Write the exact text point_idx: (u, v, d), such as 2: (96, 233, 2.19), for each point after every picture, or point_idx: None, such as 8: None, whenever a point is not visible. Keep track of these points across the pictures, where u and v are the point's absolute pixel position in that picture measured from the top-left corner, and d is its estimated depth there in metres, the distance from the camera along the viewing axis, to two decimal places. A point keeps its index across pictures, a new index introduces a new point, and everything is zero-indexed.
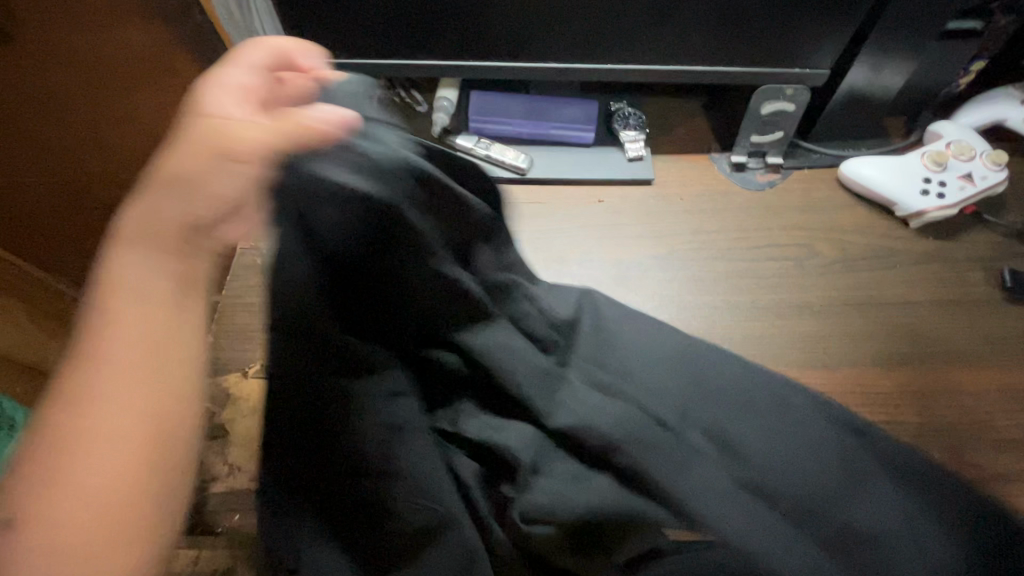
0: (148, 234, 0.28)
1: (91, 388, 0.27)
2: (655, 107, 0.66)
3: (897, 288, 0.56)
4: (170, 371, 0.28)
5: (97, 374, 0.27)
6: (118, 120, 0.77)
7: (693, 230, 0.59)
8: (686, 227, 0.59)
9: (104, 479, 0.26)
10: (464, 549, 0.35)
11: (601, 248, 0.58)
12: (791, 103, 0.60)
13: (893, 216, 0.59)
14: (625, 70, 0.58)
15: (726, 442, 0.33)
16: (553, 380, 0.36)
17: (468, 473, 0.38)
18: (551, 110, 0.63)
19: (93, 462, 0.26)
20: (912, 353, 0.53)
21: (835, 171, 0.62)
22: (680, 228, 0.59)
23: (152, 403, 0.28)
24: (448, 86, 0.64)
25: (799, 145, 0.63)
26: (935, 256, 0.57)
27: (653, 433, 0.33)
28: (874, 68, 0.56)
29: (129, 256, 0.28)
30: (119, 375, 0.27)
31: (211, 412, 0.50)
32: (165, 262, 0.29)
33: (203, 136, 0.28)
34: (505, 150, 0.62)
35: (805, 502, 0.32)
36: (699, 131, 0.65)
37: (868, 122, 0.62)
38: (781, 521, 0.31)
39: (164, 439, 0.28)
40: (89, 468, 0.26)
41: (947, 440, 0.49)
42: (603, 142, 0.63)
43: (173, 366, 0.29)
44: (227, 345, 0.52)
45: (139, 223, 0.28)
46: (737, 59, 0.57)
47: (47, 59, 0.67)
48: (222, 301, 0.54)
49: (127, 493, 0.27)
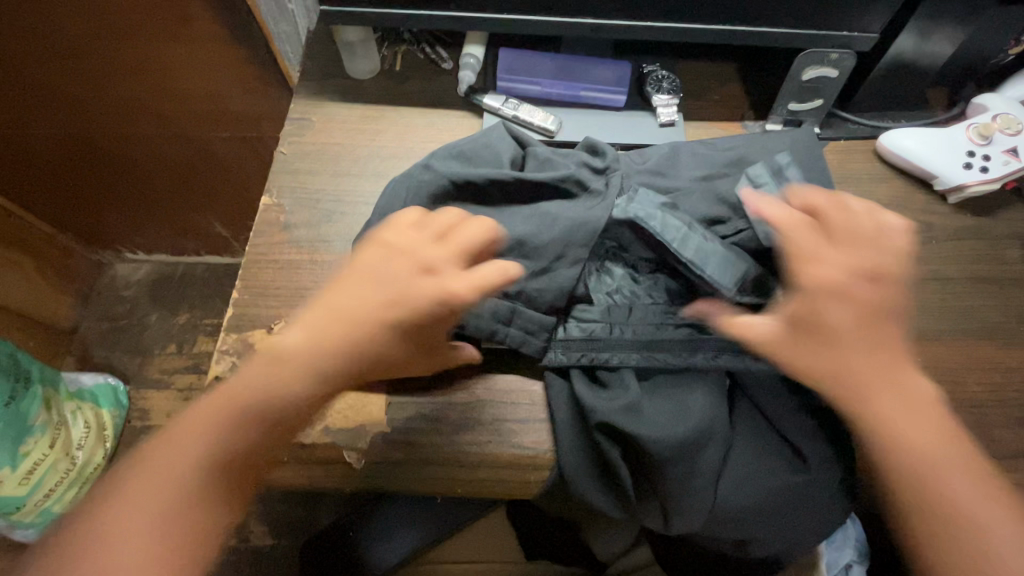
0: (182, 467, 0.38)
1: (136, 498, 0.38)
2: (688, 71, 0.64)
3: (933, 263, 0.53)
4: (195, 479, 0.39)
5: (158, 478, 0.38)
6: (120, 71, 0.78)
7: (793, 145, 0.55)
8: (785, 144, 0.55)
9: (142, 503, 0.38)
10: (585, 347, 0.46)
11: (695, 147, 0.55)
12: (835, 68, 0.56)
13: (931, 191, 0.57)
14: (666, 28, 0.54)
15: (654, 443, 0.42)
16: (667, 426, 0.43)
17: (596, 355, 0.46)
18: (582, 70, 0.61)
19: (140, 494, 0.38)
20: (962, 329, 0.51)
21: (873, 142, 0.60)
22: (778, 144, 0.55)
23: (180, 500, 0.38)
24: (474, 42, 0.61)
25: (838, 115, 0.61)
26: (973, 230, 0.55)
27: (672, 444, 0.42)
28: (919, 34, 0.53)
29: (212, 425, 0.39)
30: (171, 481, 0.38)
31: (236, 366, 0.49)
32: (217, 442, 0.39)
33: (246, 386, 0.40)
34: (545, 165, 0.53)
35: (664, 451, 0.42)
36: (735, 96, 0.63)
37: (903, 93, 0.60)
38: (633, 446, 0.44)
39: (205, 497, 0.39)
40: (145, 497, 0.38)
41: (977, 416, 0.47)
42: (635, 106, 0.62)
43: (190, 476, 0.39)
44: (252, 300, 0.51)
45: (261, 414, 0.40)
46: (785, 20, 0.53)
47: (43, 8, 0.67)
48: (248, 256, 0.53)
49: (171, 510, 0.38)
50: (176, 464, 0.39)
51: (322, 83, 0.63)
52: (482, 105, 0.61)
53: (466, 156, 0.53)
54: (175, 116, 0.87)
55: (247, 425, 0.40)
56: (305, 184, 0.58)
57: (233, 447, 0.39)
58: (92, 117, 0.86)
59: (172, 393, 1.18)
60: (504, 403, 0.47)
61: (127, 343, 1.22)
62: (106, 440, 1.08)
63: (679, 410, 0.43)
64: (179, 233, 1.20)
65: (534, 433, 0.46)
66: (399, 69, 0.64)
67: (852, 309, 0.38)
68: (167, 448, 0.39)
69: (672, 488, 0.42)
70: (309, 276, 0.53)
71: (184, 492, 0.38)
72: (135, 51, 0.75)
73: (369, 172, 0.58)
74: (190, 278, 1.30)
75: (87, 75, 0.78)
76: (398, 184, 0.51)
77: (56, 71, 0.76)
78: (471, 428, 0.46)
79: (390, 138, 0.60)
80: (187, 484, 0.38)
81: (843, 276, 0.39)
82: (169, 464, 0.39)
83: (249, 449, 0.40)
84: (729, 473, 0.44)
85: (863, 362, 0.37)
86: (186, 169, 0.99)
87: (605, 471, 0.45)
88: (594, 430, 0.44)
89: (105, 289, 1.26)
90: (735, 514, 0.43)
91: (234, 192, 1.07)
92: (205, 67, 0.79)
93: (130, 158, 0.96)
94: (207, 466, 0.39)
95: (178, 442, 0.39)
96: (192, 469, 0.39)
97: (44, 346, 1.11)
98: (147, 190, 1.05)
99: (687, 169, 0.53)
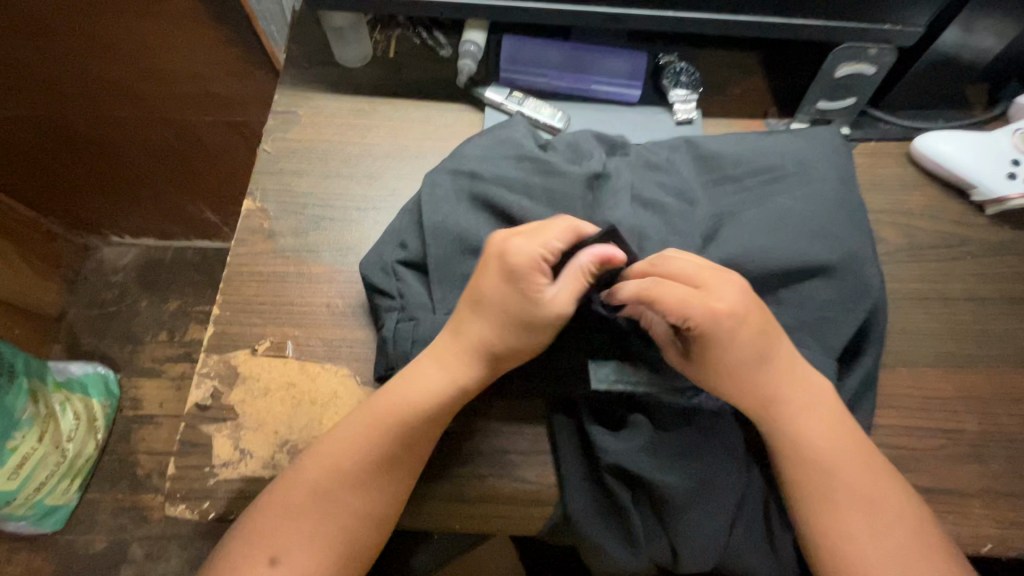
0: (266, 510, 0.37)
1: (234, 538, 0.37)
2: (706, 63, 0.59)
3: (966, 280, 0.50)
4: (269, 512, 0.37)
5: (252, 520, 0.37)
6: (96, 48, 0.72)
7: (827, 144, 0.49)
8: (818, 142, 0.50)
9: (235, 547, 0.37)
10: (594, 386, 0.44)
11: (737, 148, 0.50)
12: (872, 65, 0.51)
13: (968, 200, 0.53)
14: (688, 19, 0.49)
15: (660, 482, 0.40)
16: (675, 466, 0.40)
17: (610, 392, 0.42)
18: (592, 60, 0.55)
19: (234, 536, 0.37)
20: (994, 354, 0.47)
21: (906, 146, 0.55)
22: (812, 143, 0.49)
23: (263, 538, 0.37)
24: (476, 27, 0.55)
25: (869, 114, 0.56)
26: (1011, 245, 0.51)
27: (676, 484, 0.40)
28: (967, 29, 0.48)
29: (305, 457, 0.39)
30: (262, 521, 0.37)
31: (219, 390, 0.45)
32: (298, 475, 0.38)
33: (337, 431, 0.40)
34: (574, 149, 0.50)
35: (668, 488, 0.40)
36: (757, 92, 0.58)
37: (941, 92, 0.55)
38: (638, 484, 0.41)
39: (277, 534, 0.37)
40: (237, 537, 0.37)
41: (1010, 450, 0.44)
42: (649, 101, 0.57)
43: (270, 510, 0.37)
44: (234, 317, 0.48)
45: (331, 440, 0.39)
46: (820, 13, 0.48)
47: None
48: (229, 267, 0.49)
49: (258, 547, 0.36)
50: (264, 504, 0.38)
51: (310, 72, 0.58)
52: (485, 99, 0.56)
53: (491, 152, 0.49)
54: (157, 97, 0.81)
55: (320, 459, 0.38)
56: (292, 185, 0.53)
57: (312, 476, 0.38)
58: (64, 94, 0.79)
59: (164, 382, 1.15)
60: (508, 434, 0.44)
61: (117, 330, 1.18)
62: (97, 431, 1.05)
63: (688, 451, 0.41)
64: (166, 219, 1.15)
65: (539, 468, 0.43)
66: (393, 56, 0.59)
67: (751, 336, 0.36)
68: (262, 494, 0.39)
69: (686, 534, 0.39)
70: (297, 291, 0.49)
71: (265, 532, 0.37)
72: (108, 28, 0.69)
73: (360, 174, 0.54)
74: (180, 263, 1.25)
75: (59, 50, 0.71)
76: (434, 174, 0.48)
77: (25, 47, 0.70)
78: (472, 461, 0.43)
79: (383, 135, 0.55)
80: (265, 523, 0.37)
81: (739, 308, 0.36)
82: (264, 502, 0.38)
83: (298, 482, 0.38)
84: (746, 518, 0.41)
85: (757, 364, 0.37)
86: (169, 152, 0.94)
87: (611, 511, 0.42)
88: (604, 470, 0.41)
89: (92, 274, 1.22)
90: (756, 562, 0.40)
91: (221, 177, 1.01)
92: (186, 46, 0.73)
93: (110, 139, 0.90)
94: (252, 508, 0.38)
95: (271, 487, 0.39)
96: (278, 501, 0.38)
97: (31, 334, 1.08)
98: (130, 172, 0.99)
99: (707, 198, 0.48)
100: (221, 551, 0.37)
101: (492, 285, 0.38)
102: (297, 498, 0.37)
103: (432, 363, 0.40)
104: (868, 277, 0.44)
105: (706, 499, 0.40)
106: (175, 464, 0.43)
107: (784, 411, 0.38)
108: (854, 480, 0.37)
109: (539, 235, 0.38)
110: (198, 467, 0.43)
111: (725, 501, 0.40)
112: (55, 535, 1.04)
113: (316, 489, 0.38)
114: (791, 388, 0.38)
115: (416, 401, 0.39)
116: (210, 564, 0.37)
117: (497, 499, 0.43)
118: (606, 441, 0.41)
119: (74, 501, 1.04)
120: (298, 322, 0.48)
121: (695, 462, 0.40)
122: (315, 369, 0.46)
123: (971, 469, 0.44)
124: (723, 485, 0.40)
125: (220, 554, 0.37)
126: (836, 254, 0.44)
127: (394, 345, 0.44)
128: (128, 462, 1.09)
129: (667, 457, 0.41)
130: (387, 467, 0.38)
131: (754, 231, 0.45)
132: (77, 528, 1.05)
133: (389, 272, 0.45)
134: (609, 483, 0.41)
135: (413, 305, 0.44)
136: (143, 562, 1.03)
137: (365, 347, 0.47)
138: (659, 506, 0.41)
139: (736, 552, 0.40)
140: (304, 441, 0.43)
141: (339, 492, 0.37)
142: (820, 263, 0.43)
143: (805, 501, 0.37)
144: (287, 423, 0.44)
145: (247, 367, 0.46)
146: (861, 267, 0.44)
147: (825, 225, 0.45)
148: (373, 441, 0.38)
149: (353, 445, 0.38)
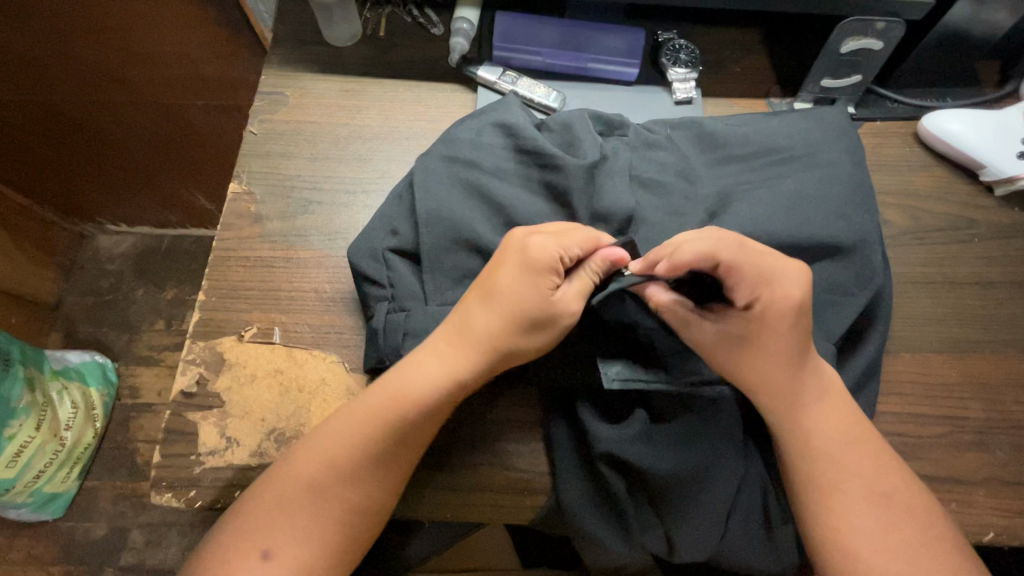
0: (252, 499, 0.37)
1: (221, 525, 0.37)
2: (707, 40, 0.57)
3: (972, 263, 0.48)
4: (257, 501, 0.37)
5: (240, 509, 0.37)
6: (82, 31, 0.70)
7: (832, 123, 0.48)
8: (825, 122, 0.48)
9: (222, 533, 0.36)
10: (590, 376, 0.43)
11: (737, 129, 0.48)
12: (879, 40, 0.49)
13: (977, 181, 0.51)
14: None
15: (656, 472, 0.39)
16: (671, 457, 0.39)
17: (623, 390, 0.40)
18: (589, 38, 0.53)
19: (222, 524, 0.37)
20: (1000, 339, 0.46)
21: (913, 125, 0.53)
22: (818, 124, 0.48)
23: (249, 527, 0.36)
24: (469, 4, 0.53)
25: (875, 92, 0.54)
26: (1020, 227, 0.50)
27: (671, 474, 0.39)
28: (979, 2, 0.46)
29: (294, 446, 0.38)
30: (249, 510, 0.36)
31: (205, 377, 0.44)
32: (287, 464, 0.38)
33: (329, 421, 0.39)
34: (568, 131, 0.48)
35: (663, 478, 0.39)
36: (760, 70, 0.56)
37: (950, 69, 0.53)
38: (633, 474, 0.40)
39: (264, 525, 0.36)
40: (224, 525, 0.37)
41: (1015, 438, 0.43)
42: (648, 81, 0.55)
43: (258, 498, 0.37)
44: (220, 303, 0.47)
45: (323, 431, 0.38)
46: None
47: None
48: (215, 252, 0.48)
49: (244, 536, 0.36)
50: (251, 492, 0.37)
51: (297, 50, 0.56)
52: (478, 79, 0.54)
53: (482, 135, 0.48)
54: (147, 81, 0.79)
55: (310, 449, 0.38)
56: (279, 167, 0.52)
57: (303, 467, 0.37)
58: (53, 80, 0.77)
59: (161, 370, 1.14)
60: (501, 424, 0.43)
61: (113, 319, 1.17)
62: (96, 419, 1.05)
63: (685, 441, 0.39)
64: (161, 206, 1.14)
65: (531, 457, 0.43)
66: (384, 35, 0.57)
67: (789, 331, 0.35)
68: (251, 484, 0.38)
69: (681, 525, 0.39)
70: (284, 276, 0.48)
71: (252, 521, 0.36)
72: (94, 10, 0.67)
73: (349, 156, 0.52)
74: (175, 251, 1.24)
75: (46, 35, 0.69)
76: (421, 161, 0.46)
77: (11, 32, 0.68)
78: (467, 452, 0.42)
79: (373, 116, 0.54)
80: (252, 512, 0.36)
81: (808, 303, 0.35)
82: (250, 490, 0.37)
83: (287, 472, 0.37)
84: (743, 509, 0.40)
85: (782, 356, 0.36)
86: (160, 138, 0.92)
87: (604, 500, 0.41)
88: (597, 460, 0.40)
89: (88, 262, 1.21)
90: (751, 554, 0.40)
91: (215, 163, 1.00)
92: (173, 27, 0.71)
93: (102, 125, 0.88)
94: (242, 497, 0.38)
95: (259, 477, 0.38)
96: (266, 491, 0.37)
97: (27, 323, 1.07)
98: (122, 159, 0.98)
99: (709, 177, 0.47)
100: (208, 538, 0.37)
101: (509, 282, 0.38)
102: (285, 488, 0.37)
103: (423, 355, 0.39)
104: (875, 263, 0.42)
105: (703, 490, 0.39)
106: (160, 452, 0.42)
107: (799, 403, 0.37)
108: (864, 472, 0.36)
109: (563, 238, 0.38)
110: (184, 455, 0.42)
111: (722, 492, 0.39)
112: (55, 522, 1.05)
113: (306, 480, 0.37)
114: (807, 381, 0.37)
115: (407, 390, 0.38)
116: (196, 552, 0.37)
117: (488, 489, 0.42)
118: (601, 430, 0.40)
119: (74, 489, 1.04)
120: (286, 308, 0.46)
121: (692, 453, 0.39)
122: (303, 356, 0.45)
123: (974, 456, 0.43)
124: (721, 477, 0.39)
125: (207, 540, 0.37)
126: (839, 238, 0.42)
127: (383, 335, 0.43)
128: (127, 450, 1.09)
129: (663, 447, 0.39)
130: (376, 459, 0.37)
131: (758, 212, 0.43)
132: (77, 516, 1.05)
133: (379, 260, 0.44)
134: (603, 472, 0.40)
135: (403, 295, 0.43)
136: (144, 549, 1.04)
137: (354, 334, 0.46)
138: (655, 496, 0.40)
139: (730, 543, 0.40)
140: (292, 429, 0.43)
141: (328, 484, 0.37)
142: (822, 247, 0.42)
143: (811, 495, 0.36)
144: (275, 411, 0.43)
145: (233, 354, 0.45)
146: (868, 252, 0.43)
147: (828, 207, 0.43)
148: (364, 432, 0.37)
149: (342, 435, 0.37)
